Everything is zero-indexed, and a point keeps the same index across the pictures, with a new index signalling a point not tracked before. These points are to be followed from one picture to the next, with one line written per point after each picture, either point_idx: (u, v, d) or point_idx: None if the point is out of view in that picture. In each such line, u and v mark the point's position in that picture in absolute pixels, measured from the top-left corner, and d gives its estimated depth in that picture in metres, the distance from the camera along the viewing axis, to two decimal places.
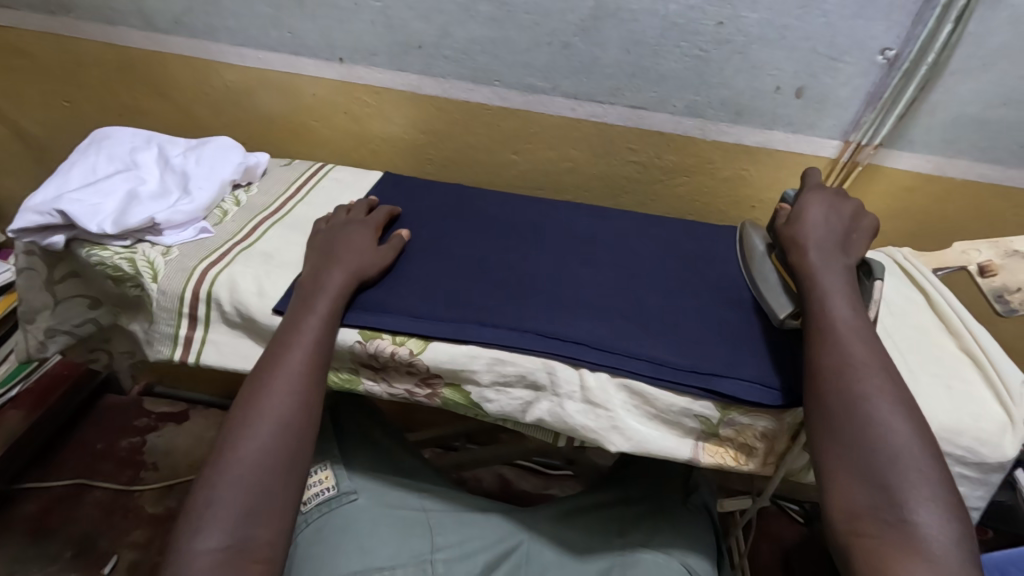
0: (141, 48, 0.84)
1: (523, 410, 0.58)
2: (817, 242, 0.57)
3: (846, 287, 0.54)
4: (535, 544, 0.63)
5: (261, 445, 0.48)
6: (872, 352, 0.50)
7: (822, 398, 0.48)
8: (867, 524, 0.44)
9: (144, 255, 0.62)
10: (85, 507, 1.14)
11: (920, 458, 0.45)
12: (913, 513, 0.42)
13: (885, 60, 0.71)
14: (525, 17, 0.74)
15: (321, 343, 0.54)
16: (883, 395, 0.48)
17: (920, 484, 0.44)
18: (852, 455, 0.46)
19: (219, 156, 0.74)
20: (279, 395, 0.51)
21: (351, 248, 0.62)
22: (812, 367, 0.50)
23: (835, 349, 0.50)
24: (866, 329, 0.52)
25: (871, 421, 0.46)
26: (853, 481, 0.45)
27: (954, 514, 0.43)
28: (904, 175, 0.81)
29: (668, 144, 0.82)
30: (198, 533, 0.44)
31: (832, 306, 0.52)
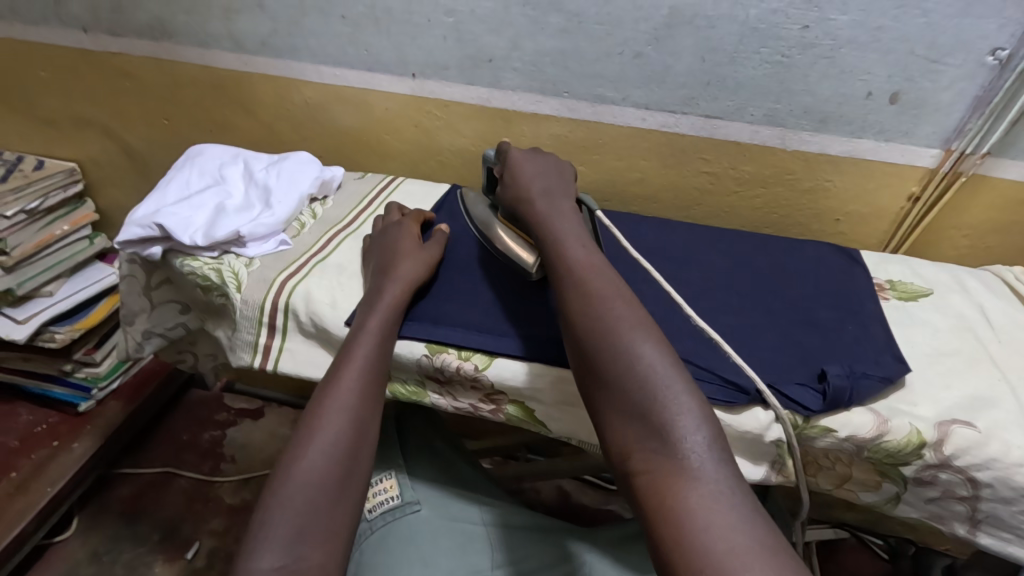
0: (231, 69, 0.89)
1: (588, 431, 0.57)
2: (539, 189, 0.61)
3: (570, 225, 0.57)
4: (594, 567, 0.61)
5: (320, 465, 0.48)
6: (610, 284, 0.51)
7: (579, 344, 0.48)
8: (638, 459, 0.42)
9: (230, 266, 0.65)
10: (171, 494, 1.22)
11: (672, 376, 0.44)
12: (676, 436, 0.41)
13: (996, 61, 0.65)
14: (598, 28, 0.73)
15: (373, 363, 0.55)
16: (628, 320, 0.47)
17: (672, 402, 0.43)
18: (615, 391, 0.44)
19: (298, 170, 0.78)
20: (337, 415, 0.51)
21: (408, 255, 0.62)
22: (566, 315, 0.50)
23: (579, 292, 0.50)
24: (599, 262, 0.53)
25: (619, 350, 0.46)
26: (625, 419, 0.43)
27: (708, 424, 0.42)
28: (1016, 187, 0.73)
29: (745, 155, 0.79)
30: (257, 554, 0.43)
31: (564, 247, 0.55)
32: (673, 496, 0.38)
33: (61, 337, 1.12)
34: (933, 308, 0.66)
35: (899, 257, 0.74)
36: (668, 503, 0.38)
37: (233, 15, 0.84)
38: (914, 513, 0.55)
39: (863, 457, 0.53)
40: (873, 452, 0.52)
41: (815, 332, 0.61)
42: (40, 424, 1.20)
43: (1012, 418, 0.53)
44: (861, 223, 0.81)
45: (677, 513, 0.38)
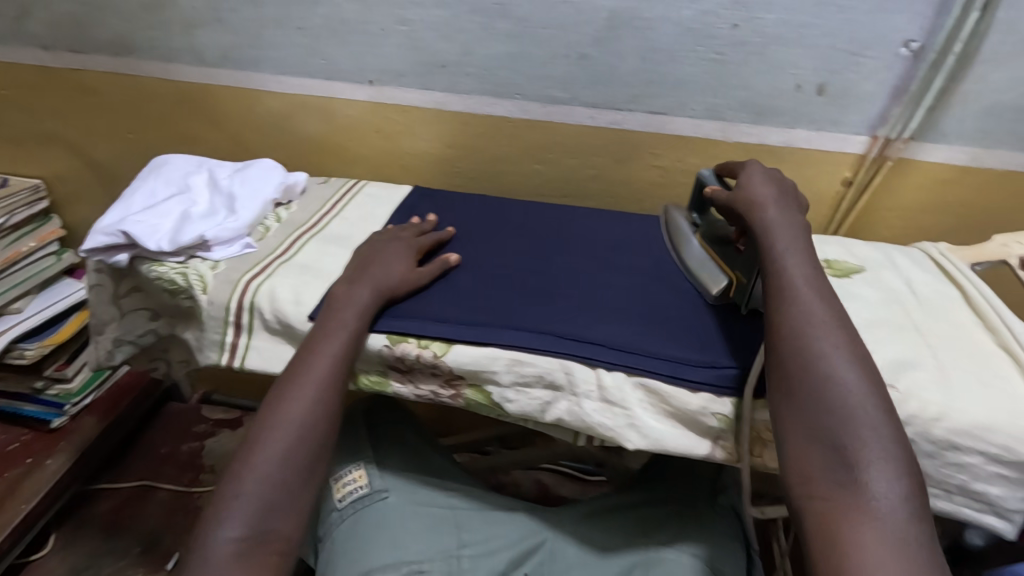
0: (193, 82, 0.91)
1: (542, 410, 0.60)
2: (764, 197, 0.59)
3: (797, 241, 0.55)
4: (559, 542, 0.65)
5: (285, 447, 0.52)
6: (829, 309, 0.51)
7: (781, 362, 0.49)
8: (820, 487, 0.44)
9: (196, 269, 0.68)
10: (151, 506, 1.23)
11: (873, 412, 0.45)
12: (868, 473, 0.43)
13: (909, 52, 0.70)
14: (543, 32, 0.77)
15: (346, 354, 0.58)
16: (839, 350, 0.48)
17: (870, 444, 0.44)
18: (810, 414, 0.46)
19: (262, 177, 0.81)
20: (305, 401, 0.55)
21: (386, 263, 0.66)
22: (772, 328, 0.51)
23: (815, 310, 0.50)
24: (818, 283, 0.53)
25: (828, 380, 0.46)
26: (810, 444, 0.45)
27: (904, 468, 0.43)
28: (939, 168, 0.79)
29: (690, 147, 0.83)
30: (220, 522, 0.49)
31: (785, 263, 0.54)
32: (847, 532, 0.41)
33: (32, 354, 1.12)
34: (864, 283, 0.71)
35: (836, 239, 0.79)
36: (840, 536, 0.41)
37: (194, 29, 0.86)
38: None
39: None
40: None
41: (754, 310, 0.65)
42: (14, 442, 1.20)
43: (931, 378, 0.57)
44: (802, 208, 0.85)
45: (848, 547, 0.41)
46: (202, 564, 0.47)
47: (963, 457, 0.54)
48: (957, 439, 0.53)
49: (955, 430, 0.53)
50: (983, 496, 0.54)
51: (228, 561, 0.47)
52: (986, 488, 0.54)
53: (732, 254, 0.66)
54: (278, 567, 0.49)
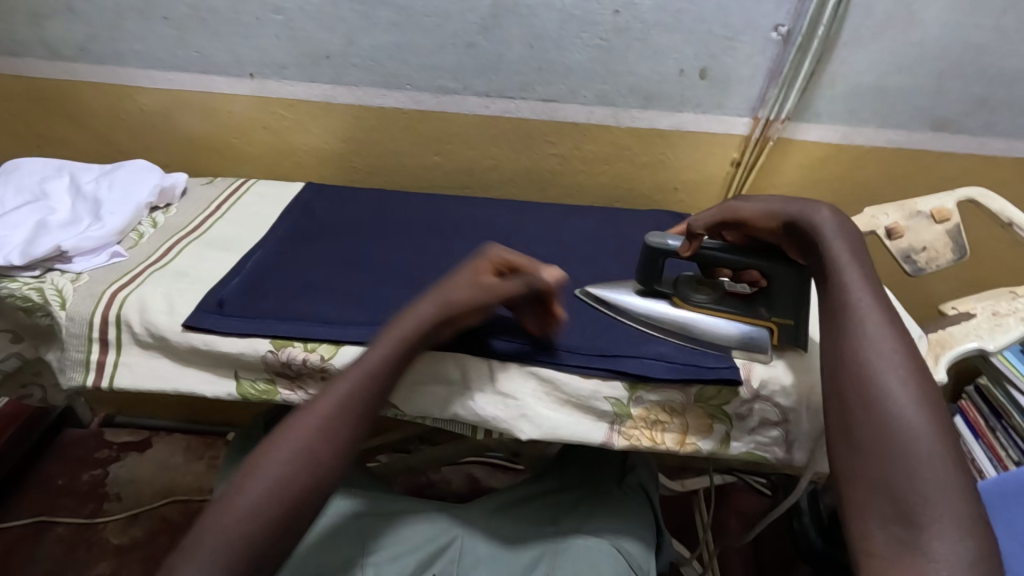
0: (50, 78, 0.83)
1: (439, 407, 0.59)
2: (809, 203, 0.56)
3: (859, 259, 0.50)
4: (469, 539, 0.63)
5: (260, 496, 0.44)
6: (903, 338, 0.45)
7: (839, 396, 0.44)
8: (875, 542, 0.38)
9: (53, 283, 0.62)
10: (47, 544, 1.13)
11: (937, 455, 0.39)
12: (927, 531, 0.36)
13: (779, 36, 0.73)
14: (426, 19, 0.75)
15: (355, 397, 0.50)
16: (909, 386, 0.42)
17: (932, 496, 0.37)
18: (866, 458, 0.40)
19: (134, 180, 0.75)
20: (294, 443, 0.46)
21: (444, 284, 0.55)
22: (829, 357, 0.46)
23: (879, 336, 0.45)
24: (888, 309, 0.47)
25: (886, 417, 0.41)
26: (869, 494, 0.39)
27: (974, 531, 0.36)
28: (815, 147, 0.84)
29: (584, 134, 0.84)
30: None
31: (849, 284, 0.49)
32: None
33: None
34: None
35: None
36: None
37: (44, 20, 0.78)
38: (742, 446, 0.59)
39: (693, 403, 0.58)
40: (699, 398, 0.58)
41: None
42: None
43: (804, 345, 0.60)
44: (695, 191, 0.88)
45: None
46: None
47: None
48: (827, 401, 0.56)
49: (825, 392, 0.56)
50: None
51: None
52: None
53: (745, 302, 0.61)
54: None
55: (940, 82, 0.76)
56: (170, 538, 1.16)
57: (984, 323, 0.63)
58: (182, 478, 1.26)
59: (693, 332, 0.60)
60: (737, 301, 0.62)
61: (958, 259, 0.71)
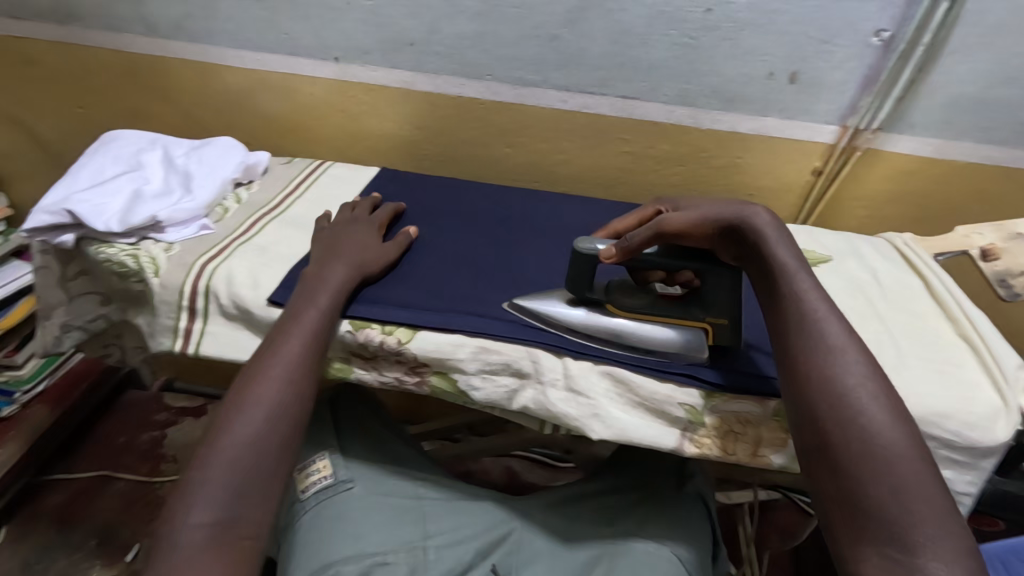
0: (146, 54, 0.87)
1: (509, 398, 0.59)
2: (740, 208, 0.57)
3: (807, 268, 0.53)
4: (526, 531, 0.64)
5: (258, 425, 0.49)
6: (862, 354, 0.48)
7: (814, 417, 0.46)
8: (869, 562, 0.41)
9: (148, 251, 0.64)
10: (108, 497, 1.19)
11: (919, 474, 0.42)
12: (925, 554, 0.39)
13: (879, 42, 0.70)
14: (513, 11, 0.74)
15: (319, 334, 0.55)
16: (878, 404, 0.45)
17: (922, 517, 0.40)
18: (852, 479, 0.43)
19: (221, 156, 0.77)
20: (273, 378, 0.52)
21: (343, 253, 0.62)
22: (794, 375, 0.48)
23: (842, 355, 0.47)
24: (843, 320, 0.50)
25: (863, 439, 0.44)
26: (857, 516, 0.42)
27: (960, 544, 0.40)
28: (905, 159, 0.80)
29: (661, 133, 0.82)
30: (188, 509, 0.45)
31: (804, 296, 0.51)
32: None
33: None
34: (830, 272, 0.71)
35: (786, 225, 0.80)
36: None
37: None
38: None
39: (769, 417, 0.56)
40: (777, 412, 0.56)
41: None
42: None
43: (891, 364, 0.58)
44: (771, 198, 0.86)
45: None
46: (169, 551, 0.43)
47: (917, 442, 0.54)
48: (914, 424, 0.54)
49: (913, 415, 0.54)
50: None
51: (196, 549, 0.43)
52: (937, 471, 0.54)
53: (684, 304, 0.59)
54: (252, 553, 0.46)
55: None
56: None
57: None
58: None
59: (621, 336, 0.58)
60: (670, 304, 0.59)
61: None
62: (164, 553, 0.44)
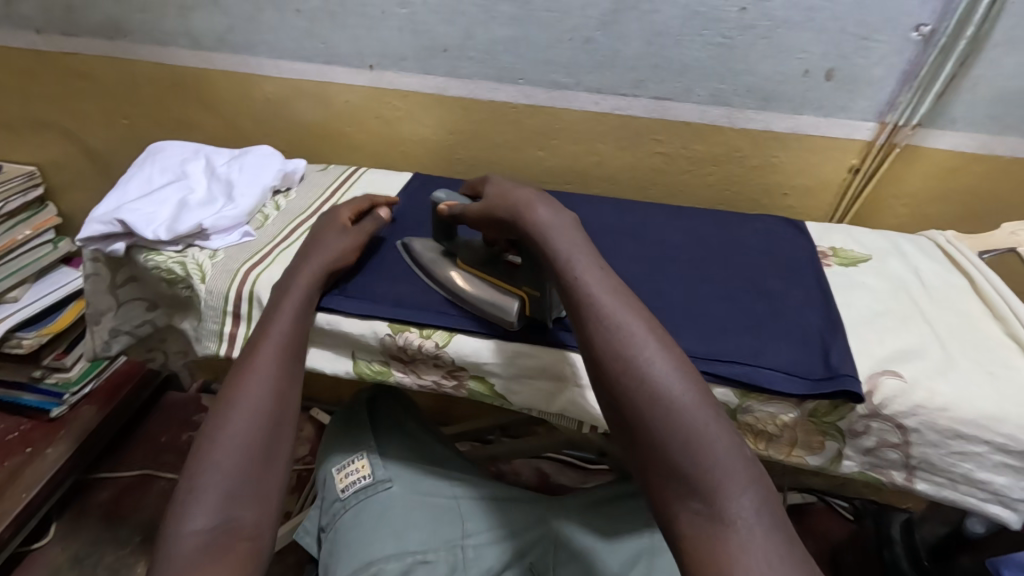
0: (188, 66, 0.89)
1: (546, 401, 0.59)
2: (529, 200, 0.56)
3: (580, 244, 0.52)
4: (563, 527, 0.64)
5: (243, 429, 0.50)
6: (640, 320, 0.47)
7: (612, 389, 0.45)
8: (683, 523, 0.40)
9: (194, 258, 0.66)
10: (152, 495, 1.23)
11: (707, 425, 0.42)
12: (724, 497, 0.39)
13: (920, 37, 0.69)
14: (547, 15, 0.75)
15: (287, 339, 0.56)
16: (662, 363, 0.44)
17: (717, 466, 0.40)
18: (652, 443, 0.42)
19: (260, 164, 0.79)
20: (257, 384, 0.52)
21: (318, 247, 0.63)
22: (588, 353, 0.47)
23: (620, 323, 0.46)
24: (619, 291, 0.49)
25: (652, 400, 0.43)
26: (663, 478, 0.41)
27: (756, 485, 0.40)
28: (948, 155, 0.78)
29: (695, 134, 0.82)
30: (183, 520, 0.44)
31: (584, 275, 0.49)
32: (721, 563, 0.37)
33: (29, 342, 1.10)
34: (871, 272, 0.70)
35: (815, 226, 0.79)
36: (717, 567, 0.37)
37: (189, 12, 0.84)
38: (854, 465, 0.57)
39: (806, 416, 0.56)
40: (814, 408, 0.56)
41: (759, 298, 0.65)
42: (12, 432, 1.17)
43: (938, 366, 0.56)
44: (808, 197, 0.84)
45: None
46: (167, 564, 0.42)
47: (968, 447, 0.53)
48: (962, 429, 0.53)
49: (960, 419, 0.53)
50: (987, 485, 0.54)
51: (196, 552, 0.43)
52: (990, 477, 0.53)
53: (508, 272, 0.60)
54: (254, 550, 0.45)
55: None
56: None
57: None
58: None
59: (463, 301, 0.61)
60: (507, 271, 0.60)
61: None
62: (162, 564, 0.43)
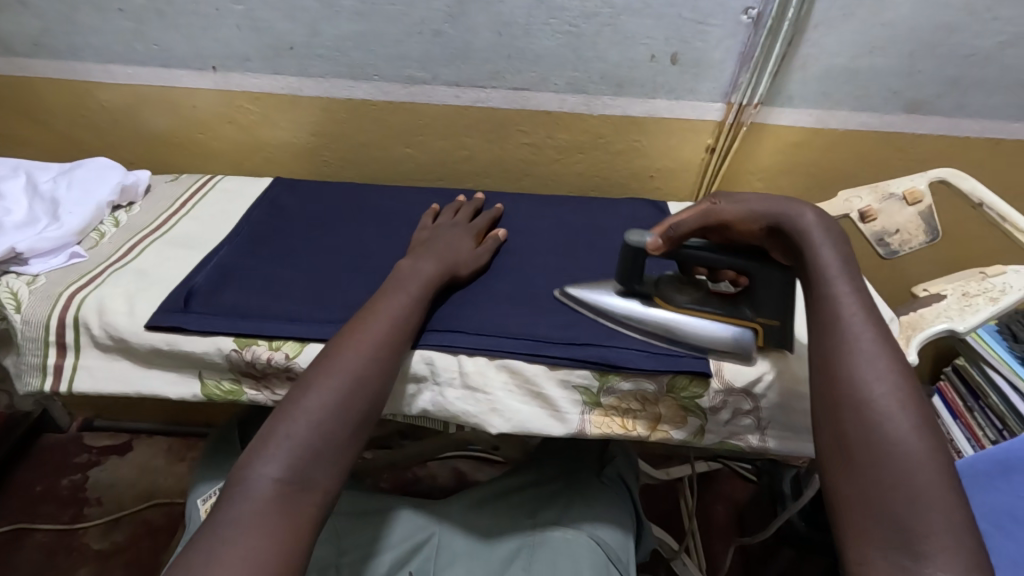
0: (4, 75, 0.81)
1: (407, 403, 0.58)
2: (789, 206, 0.53)
3: (846, 264, 0.49)
4: (445, 535, 0.63)
5: (336, 396, 0.49)
6: (899, 363, 0.44)
7: (834, 415, 0.42)
8: (877, 570, 0.37)
9: (7, 285, 0.60)
10: (26, 550, 1.12)
11: (937, 481, 0.38)
12: (935, 561, 0.35)
13: (749, 19, 0.72)
14: (392, 8, 0.73)
15: (409, 314, 0.55)
16: (908, 408, 0.41)
17: (938, 529, 0.36)
18: (863, 477, 0.39)
19: (95, 178, 0.73)
20: (360, 355, 0.52)
21: (434, 249, 0.63)
22: (824, 371, 0.45)
23: (874, 355, 0.43)
24: (884, 331, 0.45)
25: (886, 443, 0.40)
26: (867, 521, 0.38)
27: (977, 563, 0.35)
28: (791, 131, 0.83)
29: (558, 123, 0.83)
30: (261, 461, 0.45)
31: (839, 296, 0.47)
32: None
33: None
34: None
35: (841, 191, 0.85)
36: None
37: None
38: (715, 438, 0.57)
39: (666, 393, 0.56)
40: (671, 385, 0.56)
41: None
42: None
43: None
44: (671, 178, 0.88)
45: None
46: (237, 502, 0.43)
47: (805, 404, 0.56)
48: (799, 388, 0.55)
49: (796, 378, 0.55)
50: None
51: (265, 503, 0.43)
52: None
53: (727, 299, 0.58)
54: (313, 521, 0.45)
55: (913, 63, 0.75)
56: (154, 541, 1.15)
57: (954, 303, 0.60)
58: (164, 481, 1.25)
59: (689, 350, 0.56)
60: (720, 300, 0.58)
61: (931, 240, 0.70)
62: (234, 502, 0.43)
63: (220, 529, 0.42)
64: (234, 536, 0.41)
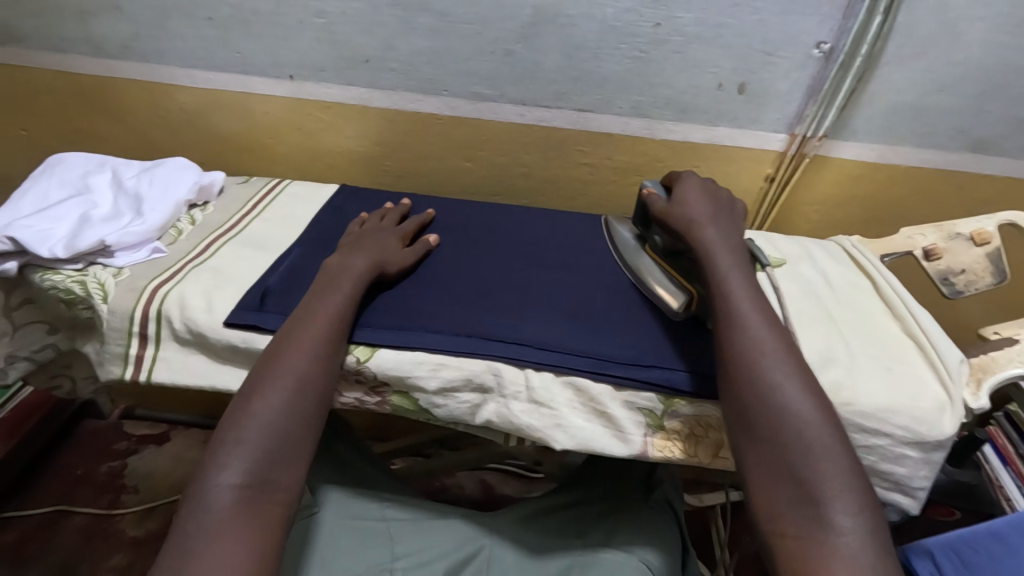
0: (92, 75, 0.85)
1: (471, 413, 0.59)
2: (700, 216, 0.61)
3: (737, 264, 0.56)
4: (497, 548, 0.63)
5: (284, 398, 0.51)
6: (778, 342, 0.51)
7: (738, 395, 0.49)
8: (789, 523, 0.44)
9: (96, 277, 0.62)
10: (65, 533, 1.14)
11: (828, 440, 0.46)
12: (832, 508, 0.43)
13: (820, 53, 0.73)
14: (467, 27, 0.75)
15: (346, 311, 0.57)
16: (790, 381, 0.49)
17: (836, 482, 0.44)
18: (772, 449, 0.46)
19: (174, 177, 0.76)
20: (302, 352, 0.53)
21: (358, 246, 0.65)
22: (723, 355, 0.51)
23: (760, 341, 0.51)
24: (766, 313, 0.53)
25: (781, 414, 0.47)
26: (776, 483, 0.45)
27: (864, 499, 0.44)
28: (851, 164, 0.83)
29: (618, 145, 0.84)
30: (219, 471, 0.46)
31: (730, 291, 0.54)
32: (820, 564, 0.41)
33: None
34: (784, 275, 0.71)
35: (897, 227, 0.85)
36: (816, 559, 0.42)
37: (91, 18, 0.80)
38: None
39: None
40: None
41: None
42: None
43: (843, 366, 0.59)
44: None
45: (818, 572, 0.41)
46: (197, 515, 0.45)
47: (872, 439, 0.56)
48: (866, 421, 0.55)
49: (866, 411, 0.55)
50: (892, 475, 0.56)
51: (227, 511, 0.45)
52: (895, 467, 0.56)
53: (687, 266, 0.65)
54: (281, 519, 0.47)
55: (982, 103, 0.75)
56: None
57: None
58: None
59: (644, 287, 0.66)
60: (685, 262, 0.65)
61: (998, 282, 0.70)
62: (196, 514, 0.45)
63: (191, 542, 0.43)
64: (205, 547, 0.43)
